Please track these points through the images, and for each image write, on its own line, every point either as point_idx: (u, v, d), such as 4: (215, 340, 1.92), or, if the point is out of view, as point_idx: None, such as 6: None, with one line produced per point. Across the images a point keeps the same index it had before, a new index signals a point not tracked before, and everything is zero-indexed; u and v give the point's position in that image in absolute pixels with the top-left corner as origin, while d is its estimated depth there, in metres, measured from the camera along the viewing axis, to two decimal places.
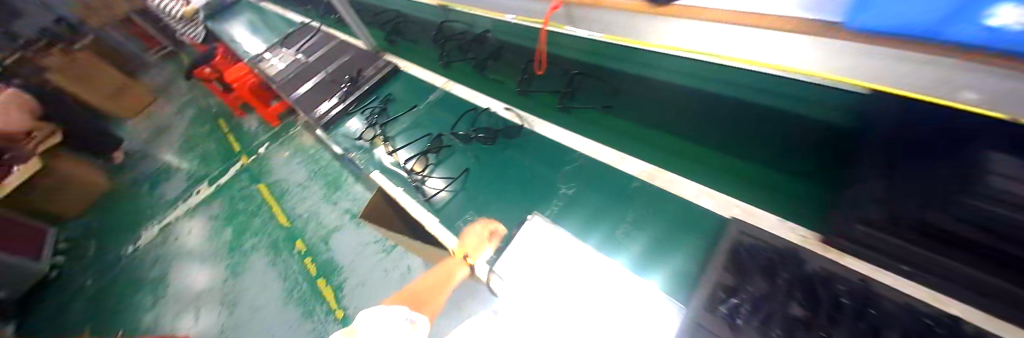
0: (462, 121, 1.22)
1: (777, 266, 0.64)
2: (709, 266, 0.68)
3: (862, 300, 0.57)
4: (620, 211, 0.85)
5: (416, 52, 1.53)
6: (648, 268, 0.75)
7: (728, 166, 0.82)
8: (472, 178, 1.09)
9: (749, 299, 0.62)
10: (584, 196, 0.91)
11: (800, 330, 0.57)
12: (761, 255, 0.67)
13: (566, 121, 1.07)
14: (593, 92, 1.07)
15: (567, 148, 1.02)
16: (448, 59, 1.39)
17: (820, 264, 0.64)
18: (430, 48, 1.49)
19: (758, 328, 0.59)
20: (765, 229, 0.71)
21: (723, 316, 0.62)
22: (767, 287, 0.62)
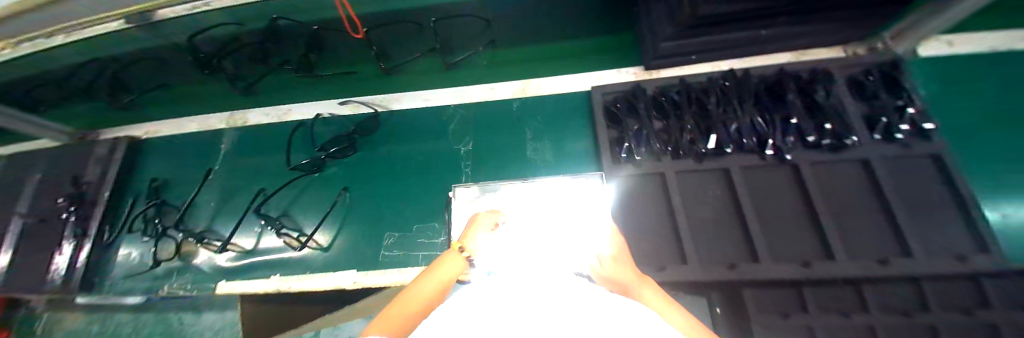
0: (298, 139, 0.98)
1: (637, 97, 0.84)
2: (600, 122, 0.84)
3: (694, 93, 0.80)
4: (512, 126, 0.92)
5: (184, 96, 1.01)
6: (566, 161, 0.86)
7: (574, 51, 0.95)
8: (356, 180, 0.92)
9: (627, 130, 0.81)
10: (478, 132, 0.93)
11: (667, 132, 0.79)
12: (626, 93, 0.87)
13: (424, 83, 1.01)
14: (462, 38, 0.88)
15: (435, 106, 1.00)
16: (244, 84, 0.96)
17: (657, 88, 0.85)
18: (204, 83, 0.96)
19: (646, 143, 0.78)
20: (614, 83, 0.90)
21: (626, 159, 0.79)
22: (639, 110, 0.82)
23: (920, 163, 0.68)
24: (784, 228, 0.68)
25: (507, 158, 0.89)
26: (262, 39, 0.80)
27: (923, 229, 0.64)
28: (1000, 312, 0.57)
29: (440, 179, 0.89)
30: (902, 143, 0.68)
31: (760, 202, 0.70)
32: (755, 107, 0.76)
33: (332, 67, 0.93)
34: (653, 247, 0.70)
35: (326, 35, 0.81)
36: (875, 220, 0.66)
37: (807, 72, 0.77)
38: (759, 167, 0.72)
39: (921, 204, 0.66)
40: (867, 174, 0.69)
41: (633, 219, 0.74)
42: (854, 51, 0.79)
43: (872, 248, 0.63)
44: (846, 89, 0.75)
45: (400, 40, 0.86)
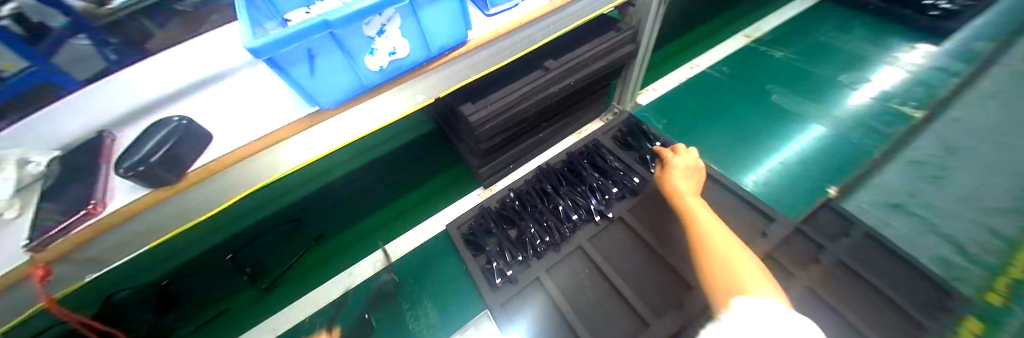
0: None
1: (487, 218, 0.92)
2: (468, 258, 0.88)
3: (526, 194, 0.93)
4: (390, 299, 0.87)
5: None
6: (452, 316, 0.83)
7: (420, 196, 1.04)
8: None
9: (495, 252, 0.86)
10: (352, 326, 0.82)
11: (525, 237, 0.86)
12: (477, 216, 0.94)
13: (273, 303, 0.90)
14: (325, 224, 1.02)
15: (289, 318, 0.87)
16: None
17: (498, 203, 0.95)
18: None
19: (513, 254, 0.85)
20: (463, 212, 0.98)
21: (502, 282, 0.82)
22: (495, 228, 0.89)
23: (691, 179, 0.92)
24: (650, 279, 0.77)
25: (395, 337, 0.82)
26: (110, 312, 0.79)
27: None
28: (821, 249, 0.78)
29: None
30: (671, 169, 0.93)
31: (619, 265, 0.80)
32: (569, 188, 0.91)
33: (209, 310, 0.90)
34: None
35: (181, 286, 0.90)
36: None
37: (584, 147, 0.98)
38: (598, 232, 0.85)
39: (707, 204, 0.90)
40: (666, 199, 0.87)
41: (534, 335, 0.75)
42: (607, 118, 1.06)
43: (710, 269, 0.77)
44: (615, 147, 0.98)
45: (259, 256, 0.96)
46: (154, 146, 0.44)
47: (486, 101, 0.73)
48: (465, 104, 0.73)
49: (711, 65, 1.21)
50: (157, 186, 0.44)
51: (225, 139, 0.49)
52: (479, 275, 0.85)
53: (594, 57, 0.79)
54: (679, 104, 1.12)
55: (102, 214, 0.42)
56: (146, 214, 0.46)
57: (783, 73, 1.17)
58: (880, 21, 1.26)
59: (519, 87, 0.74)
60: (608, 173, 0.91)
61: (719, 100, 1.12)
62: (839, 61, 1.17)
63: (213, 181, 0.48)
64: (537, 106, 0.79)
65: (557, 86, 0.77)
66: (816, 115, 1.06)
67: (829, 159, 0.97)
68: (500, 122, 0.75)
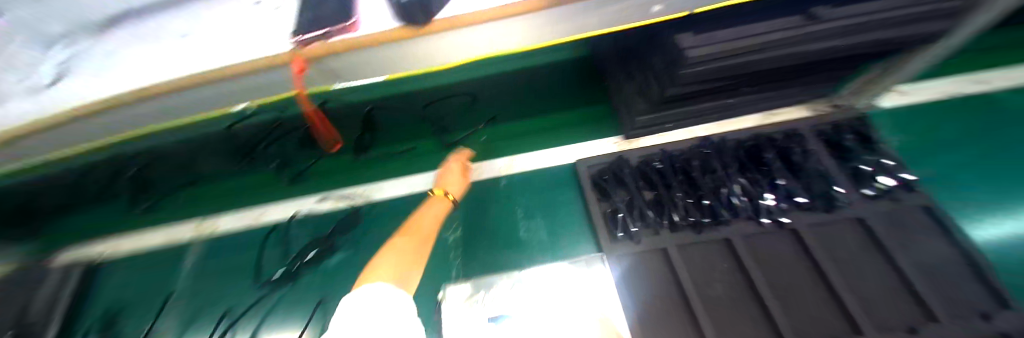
0: (272, 234, 0.93)
1: (624, 169, 0.84)
2: (590, 200, 0.84)
3: (682, 161, 0.81)
4: (507, 203, 0.89)
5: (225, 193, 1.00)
6: (562, 248, 0.81)
7: (558, 123, 0.99)
8: (358, 266, 0.86)
9: (626, 207, 0.80)
10: (471, 212, 0.89)
11: (668, 207, 0.77)
12: (615, 164, 0.86)
13: (410, 169, 0.99)
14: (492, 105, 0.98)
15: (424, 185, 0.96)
16: (294, 170, 0.99)
17: (643, 160, 0.85)
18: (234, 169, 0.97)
19: (646, 215, 0.77)
20: (597, 153, 0.92)
21: (623, 237, 0.77)
22: (633, 181, 0.82)
23: (919, 222, 0.68)
24: (806, 303, 0.64)
25: (505, 241, 0.84)
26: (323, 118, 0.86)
27: (931, 277, 0.63)
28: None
29: (433, 266, 0.82)
30: (890, 198, 0.70)
31: (767, 275, 0.67)
32: (739, 173, 0.76)
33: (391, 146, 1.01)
34: (667, 334, 0.66)
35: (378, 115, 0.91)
36: (899, 289, 0.63)
37: (777, 134, 0.80)
38: (758, 234, 0.71)
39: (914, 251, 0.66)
40: (868, 230, 0.68)
41: (644, 301, 0.69)
42: (820, 108, 0.83)
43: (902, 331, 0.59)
44: (818, 144, 0.77)
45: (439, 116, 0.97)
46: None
47: (710, 38, 0.58)
48: (681, 33, 0.59)
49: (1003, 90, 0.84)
50: (408, 22, 0.33)
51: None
52: (600, 221, 0.80)
53: (886, 22, 0.56)
54: (920, 119, 0.82)
55: (353, 33, 0.33)
56: (348, 58, 0.36)
57: None
58: None
59: (756, 31, 0.57)
60: (797, 173, 0.74)
61: (991, 135, 0.79)
62: None
63: (445, 35, 0.37)
64: (761, 63, 0.62)
65: (799, 46, 0.58)
66: None
67: None
68: (717, 68, 0.61)
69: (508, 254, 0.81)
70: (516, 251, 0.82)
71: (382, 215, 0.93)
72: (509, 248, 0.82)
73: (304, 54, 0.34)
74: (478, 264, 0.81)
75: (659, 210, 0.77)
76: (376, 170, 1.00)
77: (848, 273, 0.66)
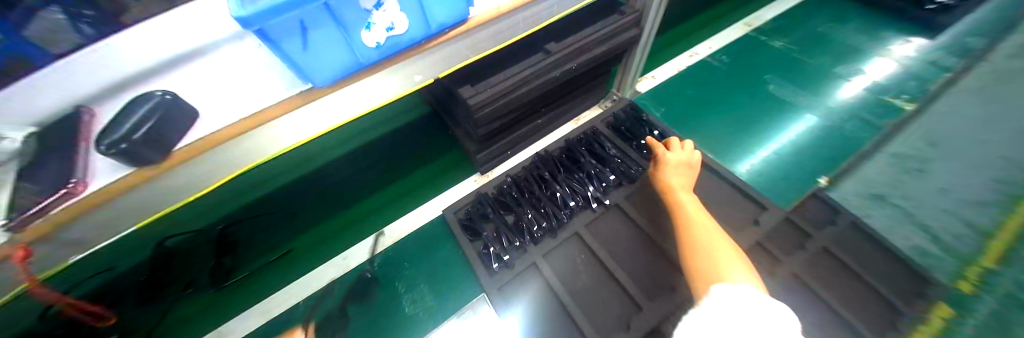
0: None
1: (484, 204, 0.90)
2: (463, 243, 0.88)
3: (525, 181, 0.92)
4: (386, 280, 0.86)
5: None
6: (449, 301, 0.82)
7: (416, 181, 1.02)
8: None
9: (495, 238, 0.85)
10: (350, 306, 0.83)
11: (526, 224, 0.85)
12: (474, 200, 0.92)
13: (261, 290, 0.86)
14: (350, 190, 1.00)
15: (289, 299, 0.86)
16: None
17: (497, 189, 0.93)
18: None
19: (512, 238, 0.85)
20: (458, 198, 0.97)
21: (499, 267, 0.82)
22: (492, 211, 0.89)
23: None
24: (641, 263, 0.79)
25: (393, 320, 0.81)
26: (165, 257, 0.85)
27: None
28: (809, 236, 0.82)
29: None
30: None
31: (610, 251, 0.81)
32: (566, 175, 0.91)
33: (258, 261, 0.90)
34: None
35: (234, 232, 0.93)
36: None
37: (583, 134, 0.98)
38: (595, 220, 0.86)
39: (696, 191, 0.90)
40: None
41: (528, 320, 0.76)
42: (606, 104, 1.05)
43: None
44: (608, 134, 0.98)
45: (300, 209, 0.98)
46: (138, 119, 0.40)
47: (485, 86, 0.72)
48: (463, 88, 0.72)
49: (711, 54, 1.20)
50: (137, 166, 0.41)
51: (214, 116, 0.46)
52: (474, 258, 0.85)
53: (599, 40, 0.77)
54: (673, 91, 1.12)
55: (82, 194, 0.38)
56: (107, 209, 0.41)
57: (783, 62, 1.17)
58: (880, 14, 1.25)
59: (517, 72, 0.73)
60: (607, 160, 0.92)
61: (715, 90, 1.12)
62: (838, 52, 1.17)
63: (197, 163, 0.45)
64: (535, 92, 0.77)
65: (552, 72, 0.75)
66: (815, 104, 1.06)
67: (827, 151, 0.98)
68: (502, 104, 0.74)
69: (399, 332, 0.79)
70: (404, 327, 0.80)
71: None
72: (398, 326, 0.80)
73: (29, 237, 0.38)
74: None
75: (520, 231, 0.85)
76: (241, 299, 0.85)
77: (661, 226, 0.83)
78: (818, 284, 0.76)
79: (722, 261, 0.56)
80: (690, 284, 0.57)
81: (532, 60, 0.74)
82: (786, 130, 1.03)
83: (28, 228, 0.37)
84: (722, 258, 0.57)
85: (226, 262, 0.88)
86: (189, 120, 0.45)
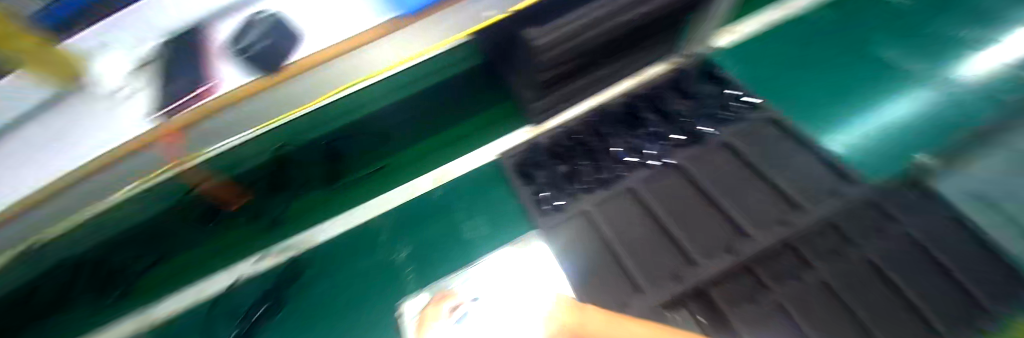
0: (213, 309, 0.89)
1: (536, 152, 0.95)
2: (517, 185, 0.94)
3: (583, 132, 0.93)
4: (447, 210, 0.96)
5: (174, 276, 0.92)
6: (503, 232, 0.90)
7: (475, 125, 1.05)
8: (321, 309, 0.89)
9: (548, 185, 0.91)
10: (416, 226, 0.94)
11: (581, 174, 0.89)
12: (529, 147, 0.96)
13: (336, 206, 0.97)
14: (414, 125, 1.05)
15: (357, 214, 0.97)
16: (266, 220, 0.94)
17: (552, 139, 0.95)
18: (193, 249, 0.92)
19: (565, 184, 0.89)
20: (510, 146, 0.99)
21: (551, 209, 0.87)
22: (548, 159, 0.94)
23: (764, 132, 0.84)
24: (698, 220, 0.78)
25: (453, 242, 0.91)
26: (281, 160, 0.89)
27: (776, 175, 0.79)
28: (895, 221, 0.72)
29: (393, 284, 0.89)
30: (738, 118, 0.87)
31: (664, 207, 0.80)
32: (625, 131, 0.90)
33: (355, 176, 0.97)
34: (598, 279, 0.76)
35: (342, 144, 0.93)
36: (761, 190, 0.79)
37: (647, 90, 0.94)
38: (653, 176, 0.84)
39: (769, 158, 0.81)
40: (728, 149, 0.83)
41: (574, 259, 0.80)
42: (678, 61, 0.97)
43: (762, 221, 0.76)
44: (675, 92, 0.93)
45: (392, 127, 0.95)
46: (251, 36, 0.34)
47: (552, 25, 0.68)
48: (530, 26, 0.69)
49: (810, 6, 1.04)
50: (253, 74, 0.34)
51: (318, 35, 0.36)
52: (527, 198, 0.91)
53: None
54: (758, 47, 1.01)
55: (213, 97, 0.34)
56: (233, 129, 0.39)
57: (903, 20, 0.99)
58: None
59: (588, 12, 0.67)
60: (672, 118, 0.89)
61: (812, 48, 0.99)
62: (984, 12, 0.96)
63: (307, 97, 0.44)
64: (603, 37, 0.72)
65: (625, 15, 0.69)
66: (935, 72, 0.91)
67: (942, 125, 0.85)
68: (568, 48, 0.70)
69: (458, 253, 0.90)
70: (463, 249, 0.90)
71: (331, 258, 0.93)
72: (457, 248, 0.90)
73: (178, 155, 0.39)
74: (433, 268, 0.89)
75: (573, 179, 0.89)
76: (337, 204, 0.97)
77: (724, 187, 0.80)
78: (896, 272, 0.68)
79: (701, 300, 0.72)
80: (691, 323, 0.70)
81: (605, 2, 0.68)
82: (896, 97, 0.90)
83: (168, 123, 0.33)
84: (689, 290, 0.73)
85: (337, 167, 0.95)
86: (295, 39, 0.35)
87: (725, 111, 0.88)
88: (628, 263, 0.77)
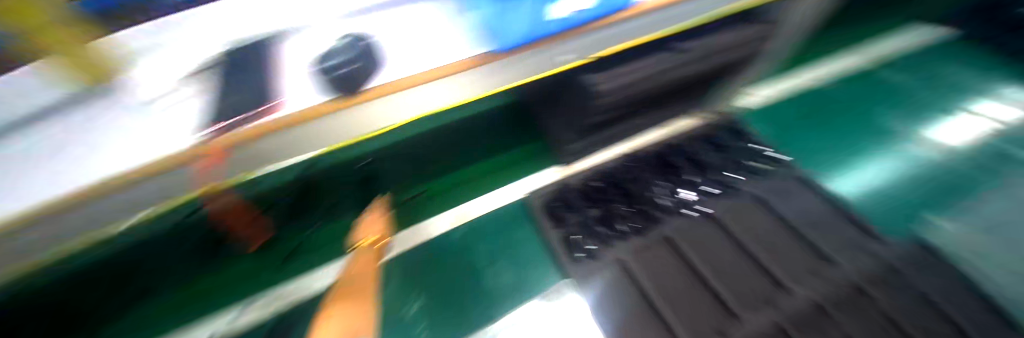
0: None
1: (567, 193, 0.94)
2: (546, 227, 0.90)
3: (615, 177, 0.94)
4: (471, 251, 0.89)
5: (139, 320, 0.75)
6: (532, 282, 0.83)
7: (501, 162, 1.04)
8: None
9: (578, 228, 0.88)
10: (437, 269, 0.87)
11: (614, 218, 0.87)
12: (557, 187, 0.95)
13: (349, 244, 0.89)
14: (440, 155, 1.00)
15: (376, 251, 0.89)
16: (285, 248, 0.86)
17: (582, 182, 0.95)
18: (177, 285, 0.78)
19: (598, 229, 0.87)
20: (540, 185, 0.99)
21: (584, 256, 0.83)
22: (578, 201, 0.92)
23: (794, 188, 0.87)
24: (740, 277, 0.76)
25: (476, 288, 0.84)
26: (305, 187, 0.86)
27: (810, 231, 0.81)
28: (915, 280, 0.75)
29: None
30: (764, 173, 0.90)
31: (701, 259, 0.79)
32: (656, 178, 0.92)
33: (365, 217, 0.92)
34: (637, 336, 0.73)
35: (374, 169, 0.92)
36: (799, 246, 0.79)
37: (677, 141, 0.98)
38: (689, 225, 0.84)
39: (798, 210, 0.84)
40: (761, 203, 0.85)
41: (611, 309, 0.76)
42: (701, 115, 1.03)
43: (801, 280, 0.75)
44: (700, 144, 0.97)
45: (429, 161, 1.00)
46: (342, 56, 0.33)
47: (612, 74, 0.72)
48: (588, 73, 0.72)
49: (814, 75, 1.14)
50: (332, 93, 0.32)
51: (405, 61, 0.36)
52: (556, 240, 0.87)
53: (727, 46, 0.76)
54: (774, 107, 1.07)
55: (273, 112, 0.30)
56: (271, 140, 0.31)
57: (893, 94, 1.10)
58: (998, 63, 1.19)
59: (645, 65, 0.73)
60: (702, 167, 0.92)
61: (822, 113, 1.06)
62: (954, 95, 1.10)
63: (374, 106, 0.35)
64: (652, 89, 0.77)
65: (675, 71, 0.75)
66: (931, 141, 1.00)
67: (940, 194, 0.92)
68: (622, 96, 0.74)
69: (482, 301, 0.82)
70: (487, 298, 0.82)
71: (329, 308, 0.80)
72: (481, 296, 0.82)
73: (218, 147, 0.28)
74: (454, 319, 0.80)
75: (606, 223, 0.87)
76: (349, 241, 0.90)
77: (764, 243, 0.80)
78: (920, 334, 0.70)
79: None
80: None
81: (659, 57, 0.73)
82: (899, 164, 0.96)
83: (212, 140, 0.28)
84: None
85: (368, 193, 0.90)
86: (381, 64, 0.35)
87: (750, 164, 0.92)
88: (668, 316, 0.74)
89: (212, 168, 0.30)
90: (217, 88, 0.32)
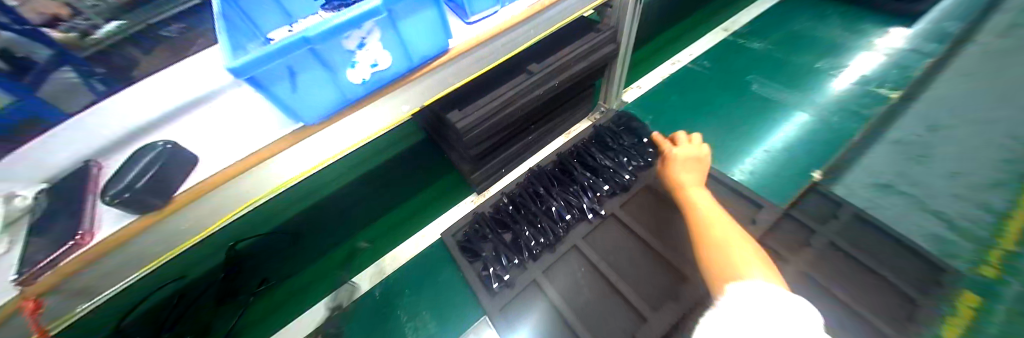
0: None
1: (480, 224, 0.92)
2: (462, 264, 0.88)
3: (522, 195, 0.92)
4: (390, 307, 0.87)
5: None
6: (452, 324, 0.82)
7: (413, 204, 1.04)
8: None
9: (491, 258, 0.86)
10: (358, 335, 0.84)
11: (526, 239, 0.86)
12: (468, 220, 0.94)
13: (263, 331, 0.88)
14: (355, 215, 1.04)
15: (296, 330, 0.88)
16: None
17: (492, 208, 0.94)
18: None
19: (512, 254, 0.85)
20: (456, 220, 0.97)
21: (500, 287, 0.82)
22: (489, 229, 0.90)
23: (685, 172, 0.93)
24: (645, 272, 0.79)
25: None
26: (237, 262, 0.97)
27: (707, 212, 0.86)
28: (813, 233, 0.79)
29: None
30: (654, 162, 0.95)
31: (609, 264, 0.81)
32: (561, 188, 0.92)
33: (285, 284, 0.94)
34: None
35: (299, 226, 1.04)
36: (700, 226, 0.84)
37: (573, 147, 0.99)
38: (593, 230, 0.86)
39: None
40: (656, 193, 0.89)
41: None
42: (594, 117, 1.07)
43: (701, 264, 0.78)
44: (597, 145, 0.99)
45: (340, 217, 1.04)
46: (142, 169, 0.43)
47: (473, 108, 0.74)
48: (451, 112, 0.74)
49: (693, 60, 1.23)
50: (142, 210, 0.43)
51: (214, 161, 0.49)
52: (472, 275, 0.86)
53: (577, 57, 0.81)
54: (659, 97, 1.14)
55: (90, 243, 0.41)
56: (128, 246, 0.45)
57: (763, 62, 1.20)
58: (853, 11, 1.31)
59: (503, 92, 0.76)
60: (602, 168, 0.93)
61: (702, 94, 1.14)
62: (816, 49, 1.21)
63: (211, 198, 0.49)
64: (521, 111, 0.79)
65: (536, 91, 0.78)
66: (801, 98, 1.09)
67: (817, 145, 0.99)
68: (490, 126, 0.75)
69: None
70: None
71: None
72: None
73: (37, 289, 0.39)
74: None
75: (518, 246, 0.86)
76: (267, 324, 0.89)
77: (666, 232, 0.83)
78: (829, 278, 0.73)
79: (737, 263, 0.51)
80: (705, 278, 0.53)
81: (517, 82, 0.76)
82: (776, 127, 1.04)
83: (36, 283, 0.39)
84: (747, 265, 0.50)
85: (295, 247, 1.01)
86: (195, 165, 0.48)
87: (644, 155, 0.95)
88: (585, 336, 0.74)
89: (42, 308, 0.41)
90: (41, 230, 0.42)
